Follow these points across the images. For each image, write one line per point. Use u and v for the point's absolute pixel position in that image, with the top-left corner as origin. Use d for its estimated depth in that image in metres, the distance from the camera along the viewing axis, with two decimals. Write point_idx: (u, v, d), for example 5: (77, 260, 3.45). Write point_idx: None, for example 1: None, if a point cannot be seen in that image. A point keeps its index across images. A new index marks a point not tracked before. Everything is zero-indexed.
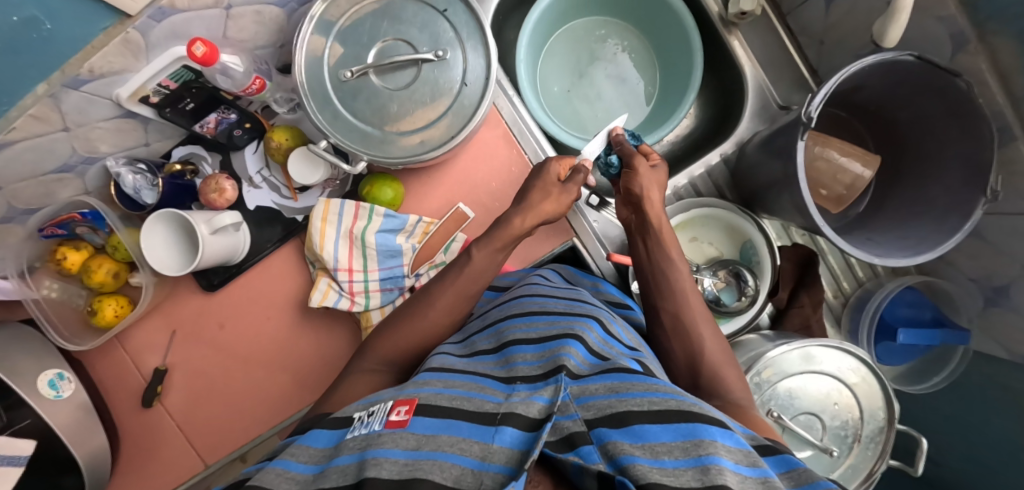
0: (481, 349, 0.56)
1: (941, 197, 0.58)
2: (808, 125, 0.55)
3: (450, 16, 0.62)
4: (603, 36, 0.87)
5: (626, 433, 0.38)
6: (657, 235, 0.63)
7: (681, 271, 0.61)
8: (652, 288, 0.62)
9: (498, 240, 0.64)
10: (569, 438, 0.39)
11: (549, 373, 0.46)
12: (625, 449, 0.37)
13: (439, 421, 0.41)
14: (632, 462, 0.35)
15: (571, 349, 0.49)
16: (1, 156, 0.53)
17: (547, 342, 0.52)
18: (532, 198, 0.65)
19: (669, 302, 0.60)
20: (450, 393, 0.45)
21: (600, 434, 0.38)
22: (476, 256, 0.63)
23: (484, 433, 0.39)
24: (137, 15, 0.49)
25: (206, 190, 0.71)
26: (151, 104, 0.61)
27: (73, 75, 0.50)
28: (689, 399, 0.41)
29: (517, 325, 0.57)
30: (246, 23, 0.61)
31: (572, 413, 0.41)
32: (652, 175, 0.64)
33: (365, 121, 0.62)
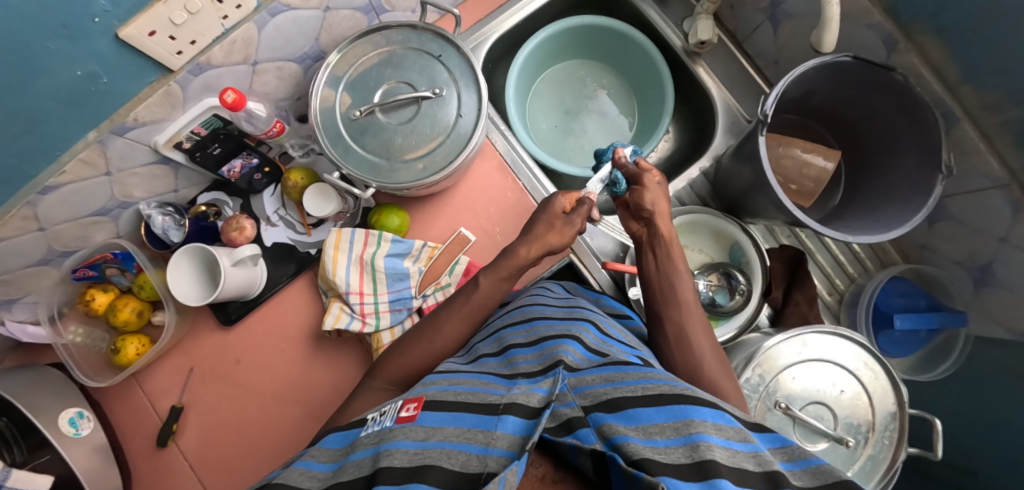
0: (483, 352, 0.55)
1: (903, 181, 0.63)
2: (765, 122, 0.60)
3: (445, 60, 0.70)
4: (583, 77, 0.96)
5: (621, 417, 0.35)
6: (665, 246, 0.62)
7: (688, 280, 0.61)
8: (655, 297, 0.61)
9: (503, 269, 0.63)
10: (568, 423, 0.37)
11: (547, 367, 0.43)
12: (620, 430, 0.34)
13: (446, 414, 0.38)
14: (625, 441, 0.33)
15: (568, 347, 0.47)
16: (51, 197, 0.60)
17: (542, 342, 0.50)
18: (535, 229, 0.64)
19: (674, 312, 0.59)
20: (454, 389, 0.42)
21: (596, 418, 0.36)
22: (484, 284, 0.62)
23: (488, 422, 0.36)
24: (178, 70, 0.58)
25: (227, 229, 0.77)
26: (183, 149, 0.68)
27: (120, 123, 0.58)
28: (682, 383, 0.39)
29: (517, 331, 0.55)
30: (268, 78, 0.70)
31: (570, 401, 0.38)
32: (658, 191, 0.64)
33: (373, 153, 0.68)
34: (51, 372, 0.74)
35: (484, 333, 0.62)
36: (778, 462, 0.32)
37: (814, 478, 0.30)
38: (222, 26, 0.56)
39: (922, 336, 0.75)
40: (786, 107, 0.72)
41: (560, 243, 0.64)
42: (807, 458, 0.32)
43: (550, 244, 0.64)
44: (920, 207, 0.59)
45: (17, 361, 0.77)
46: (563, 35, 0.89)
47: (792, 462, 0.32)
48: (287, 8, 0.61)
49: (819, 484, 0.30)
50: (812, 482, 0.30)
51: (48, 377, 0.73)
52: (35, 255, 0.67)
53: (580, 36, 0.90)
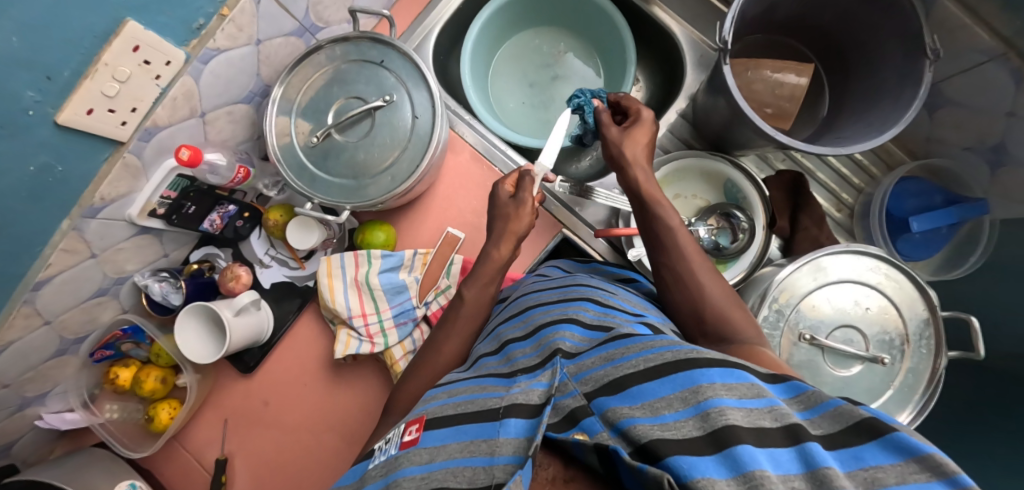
0: (482, 353, 0.55)
1: (890, 77, 0.59)
2: (726, 50, 0.56)
3: (388, 65, 0.67)
4: (539, 45, 0.91)
5: (625, 397, 0.34)
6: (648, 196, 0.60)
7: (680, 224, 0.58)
8: (652, 244, 0.59)
9: (483, 275, 0.65)
10: (571, 416, 0.36)
11: (546, 359, 0.43)
12: (625, 412, 0.33)
13: (448, 430, 0.38)
14: (632, 424, 0.32)
15: (564, 332, 0.46)
16: (47, 291, 0.62)
17: (538, 332, 0.49)
18: (497, 225, 0.66)
19: (668, 257, 0.57)
20: (455, 401, 0.42)
21: (600, 404, 0.35)
22: (468, 295, 0.64)
23: (490, 429, 0.36)
24: (129, 140, 0.59)
25: (224, 280, 0.77)
26: (160, 215, 0.69)
27: (89, 205, 0.60)
28: (689, 347, 0.37)
29: (512, 325, 0.55)
30: (222, 124, 0.69)
31: (571, 391, 0.38)
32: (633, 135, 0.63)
33: (341, 176, 0.66)
34: (97, 451, 0.78)
35: (483, 332, 0.61)
36: (795, 411, 0.30)
37: (835, 422, 0.28)
38: (157, 87, 0.57)
39: (944, 232, 0.71)
40: (752, 28, 0.68)
41: (526, 226, 0.65)
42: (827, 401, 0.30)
43: (518, 233, 0.65)
44: (912, 99, 0.55)
45: (65, 447, 0.82)
46: (508, 9, 0.84)
47: (809, 409, 0.30)
48: (216, 52, 0.61)
49: (846, 426, 0.27)
50: (837, 424, 0.28)
51: (95, 457, 0.77)
52: (49, 348, 0.69)
53: (526, 5, 0.86)
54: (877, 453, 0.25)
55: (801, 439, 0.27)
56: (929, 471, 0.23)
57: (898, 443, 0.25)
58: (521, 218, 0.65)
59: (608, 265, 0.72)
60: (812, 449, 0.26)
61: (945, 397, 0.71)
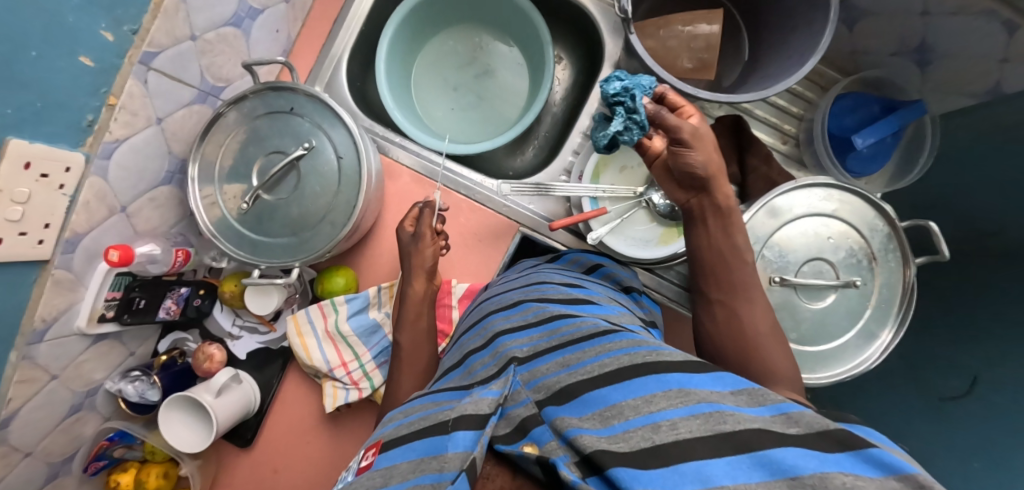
0: (446, 367, 0.54)
1: (799, 3, 0.58)
2: (628, 19, 0.54)
3: (299, 111, 0.65)
4: (454, 46, 0.89)
5: (575, 406, 0.35)
6: (721, 218, 0.56)
7: (750, 258, 0.55)
8: (705, 274, 0.57)
9: (411, 314, 0.65)
10: (521, 425, 0.35)
11: (501, 368, 0.43)
12: (572, 422, 0.33)
13: (401, 449, 0.37)
14: (577, 434, 0.31)
15: (518, 338, 0.47)
16: (17, 425, 0.60)
17: (494, 340, 0.49)
18: (407, 262, 0.67)
19: (725, 292, 0.55)
20: (410, 420, 0.41)
21: (549, 412, 0.35)
22: (403, 339, 0.63)
23: (439, 446, 0.35)
24: (53, 256, 0.57)
25: (198, 363, 0.76)
26: (111, 318, 0.66)
27: (33, 331, 0.58)
28: (647, 349, 0.38)
29: (472, 336, 0.55)
30: (148, 212, 0.67)
31: (523, 399, 0.38)
32: (706, 146, 0.54)
33: (281, 235, 0.65)
34: None
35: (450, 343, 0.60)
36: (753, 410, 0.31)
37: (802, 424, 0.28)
38: (64, 196, 0.55)
39: (889, 141, 0.70)
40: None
41: (430, 258, 0.66)
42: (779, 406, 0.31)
43: (426, 266, 0.66)
44: (823, 23, 0.54)
45: None
46: (411, 20, 0.82)
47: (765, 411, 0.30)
48: (117, 144, 0.58)
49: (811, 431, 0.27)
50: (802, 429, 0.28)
51: None
52: (38, 478, 0.67)
53: (429, 10, 0.83)
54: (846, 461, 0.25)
55: (764, 447, 0.26)
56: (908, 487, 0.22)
57: (875, 458, 0.24)
58: (423, 251, 0.66)
59: (573, 253, 0.70)
60: (773, 458, 0.25)
61: (925, 300, 0.72)
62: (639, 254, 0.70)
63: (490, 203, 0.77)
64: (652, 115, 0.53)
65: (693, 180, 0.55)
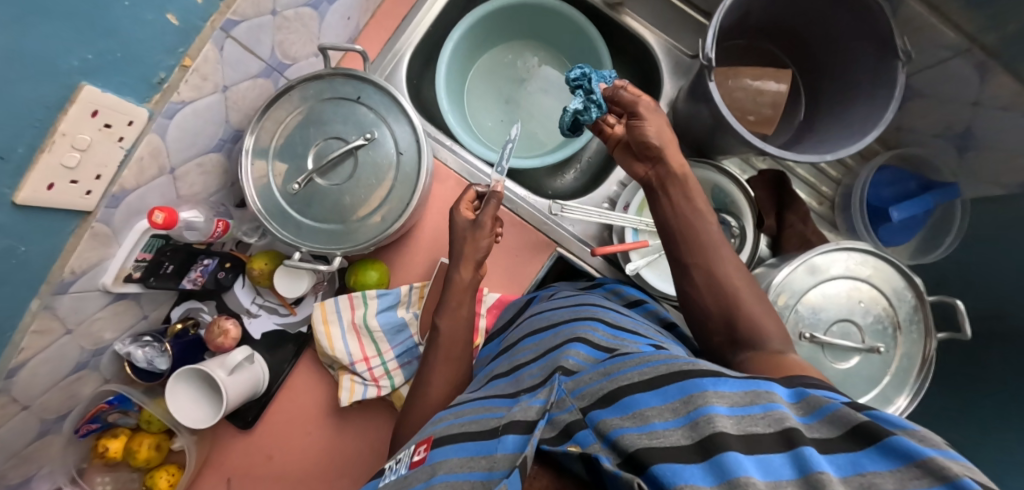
0: (495, 373, 0.55)
1: (864, 78, 0.61)
2: (710, 66, 0.56)
3: (366, 100, 0.65)
4: (513, 61, 0.90)
5: (616, 408, 0.35)
6: (680, 183, 0.58)
7: (710, 217, 0.57)
8: (675, 240, 0.58)
9: (455, 302, 0.64)
10: (566, 429, 0.36)
11: (547, 377, 0.43)
12: (615, 423, 0.33)
13: (451, 447, 0.39)
14: (619, 434, 0.32)
15: (572, 351, 0.46)
16: (22, 376, 0.58)
17: (549, 353, 0.49)
18: (458, 249, 0.67)
19: (699, 258, 0.55)
20: (461, 421, 0.43)
21: (594, 416, 0.35)
22: (443, 325, 0.64)
23: (489, 447, 0.36)
24: (96, 209, 0.55)
25: (212, 336, 0.74)
26: (137, 279, 0.65)
27: (59, 281, 0.56)
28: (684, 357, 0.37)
29: (525, 347, 0.55)
30: (193, 177, 0.66)
31: (568, 406, 0.37)
32: (658, 119, 0.59)
33: (327, 221, 0.63)
34: None
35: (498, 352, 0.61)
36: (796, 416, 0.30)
37: (835, 426, 0.28)
38: (121, 149, 0.54)
39: (920, 218, 0.74)
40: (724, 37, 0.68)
41: (484, 247, 0.66)
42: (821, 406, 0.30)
43: (477, 256, 0.66)
44: (888, 101, 0.57)
45: None
46: (478, 27, 0.82)
47: (805, 419, 0.30)
48: (181, 105, 0.57)
49: (843, 431, 0.28)
50: (836, 427, 0.28)
51: None
52: (29, 432, 0.64)
53: (496, 22, 0.84)
54: (871, 458, 0.26)
55: (796, 443, 0.27)
56: (928, 476, 0.23)
57: (897, 448, 0.25)
58: (478, 240, 0.66)
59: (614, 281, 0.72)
60: (807, 455, 0.26)
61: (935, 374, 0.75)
62: (673, 292, 0.71)
63: (530, 219, 0.77)
64: (606, 96, 0.62)
65: (647, 150, 0.59)
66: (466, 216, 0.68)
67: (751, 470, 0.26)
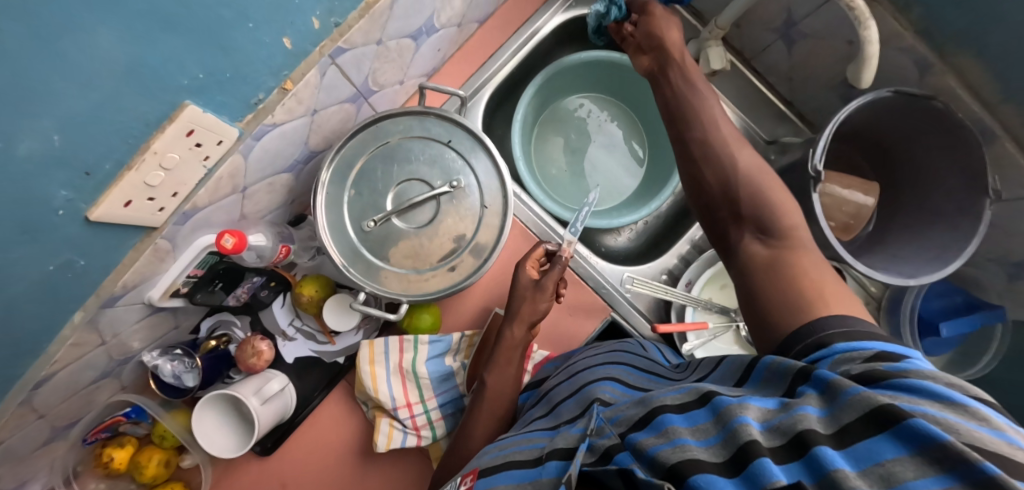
0: (535, 416, 0.54)
1: (947, 204, 0.62)
2: (818, 178, 0.57)
3: (455, 145, 0.62)
4: (585, 111, 0.88)
5: (652, 428, 0.35)
6: (680, 65, 0.61)
7: (708, 92, 0.59)
8: (676, 118, 0.59)
9: (504, 353, 0.63)
10: (607, 452, 0.36)
11: (585, 411, 0.45)
12: (651, 441, 0.34)
13: (494, 476, 0.41)
14: (656, 452, 0.32)
15: (605, 386, 0.48)
16: (47, 386, 0.53)
17: (582, 389, 0.51)
18: (515, 305, 0.64)
19: (700, 130, 0.56)
20: (505, 453, 0.44)
21: (631, 438, 0.35)
22: (490, 380, 0.61)
23: (533, 474, 0.39)
24: (163, 225, 0.51)
25: (244, 356, 0.69)
26: (182, 294, 0.60)
27: (108, 294, 0.51)
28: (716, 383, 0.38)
29: (564, 387, 0.56)
30: (260, 196, 0.62)
31: (608, 432, 0.38)
32: (669, 20, 0.64)
33: (398, 264, 0.60)
34: None
35: (536, 399, 0.59)
36: (817, 407, 0.30)
37: (854, 413, 0.28)
38: (203, 168, 0.50)
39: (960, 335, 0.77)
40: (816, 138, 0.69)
41: (542, 309, 0.64)
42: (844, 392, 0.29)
43: (532, 317, 0.64)
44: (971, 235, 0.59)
45: None
46: (560, 75, 0.82)
47: (819, 410, 0.29)
48: (272, 127, 0.54)
49: (863, 418, 0.27)
50: (858, 415, 0.27)
51: None
52: (36, 439, 0.59)
53: (578, 72, 0.83)
54: (889, 448, 0.25)
55: (813, 445, 0.27)
56: (932, 464, 0.24)
57: (916, 433, 0.25)
58: (537, 302, 0.63)
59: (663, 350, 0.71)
60: (826, 459, 0.26)
61: None
62: None
63: (591, 280, 0.74)
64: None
65: (651, 40, 0.64)
66: (530, 277, 0.65)
67: (775, 475, 0.26)
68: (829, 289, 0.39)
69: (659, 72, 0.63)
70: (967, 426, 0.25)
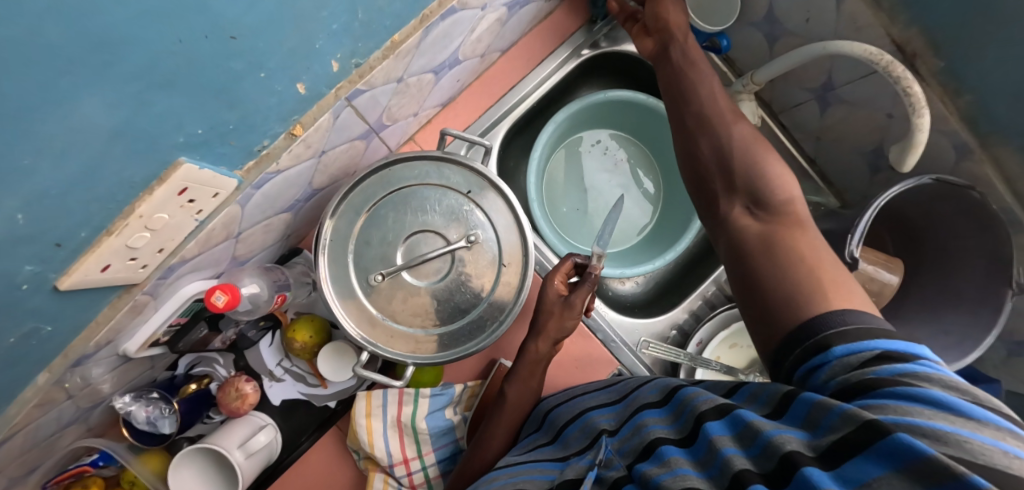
0: (539, 442, 0.52)
1: (968, 290, 0.62)
2: (852, 264, 0.56)
3: (475, 196, 0.58)
4: (602, 147, 0.84)
5: (654, 459, 0.35)
6: (685, 62, 0.56)
7: (705, 68, 0.55)
8: (675, 98, 0.54)
9: (524, 369, 0.60)
10: (614, 483, 0.37)
11: (593, 440, 0.45)
12: (653, 472, 0.34)
13: None
14: (656, 481, 0.33)
15: (603, 412, 0.48)
16: (3, 449, 0.47)
17: (584, 415, 0.50)
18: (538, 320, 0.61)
19: (694, 105, 0.52)
20: (513, 478, 0.44)
21: (638, 470, 0.36)
22: (511, 393, 0.59)
23: None
24: (145, 280, 0.45)
25: (226, 399, 0.64)
26: (162, 343, 0.55)
27: (78, 354, 0.45)
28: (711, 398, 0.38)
29: (569, 407, 0.55)
30: (256, 237, 0.56)
31: (616, 464, 0.39)
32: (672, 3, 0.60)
33: (405, 322, 0.56)
34: None
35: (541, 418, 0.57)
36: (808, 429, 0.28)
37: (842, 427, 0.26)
38: (195, 221, 0.44)
39: None
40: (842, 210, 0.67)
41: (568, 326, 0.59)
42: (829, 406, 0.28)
43: (558, 333, 0.60)
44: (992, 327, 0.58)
45: None
46: (581, 111, 0.78)
47: (804, 432, 0.28)
48: (275, 174, 0.48)
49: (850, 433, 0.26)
50: (845, 430, 0.26)
51: None
52: None
53: (601, 108, 0.78)
54: (876, 466, 0.24)
55: (799, 467, 0.26)
56: (916, 481, 0.22)
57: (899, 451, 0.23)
58: (563, 319, 0.59)
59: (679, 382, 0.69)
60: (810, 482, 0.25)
61: None
62: None
63: (599, 333, 0.72)
64: None
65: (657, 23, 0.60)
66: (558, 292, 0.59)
67: None
68: (830, 273, 0.35)
69: (658, 58, 0.60)
70: (961, 435, 0.24)
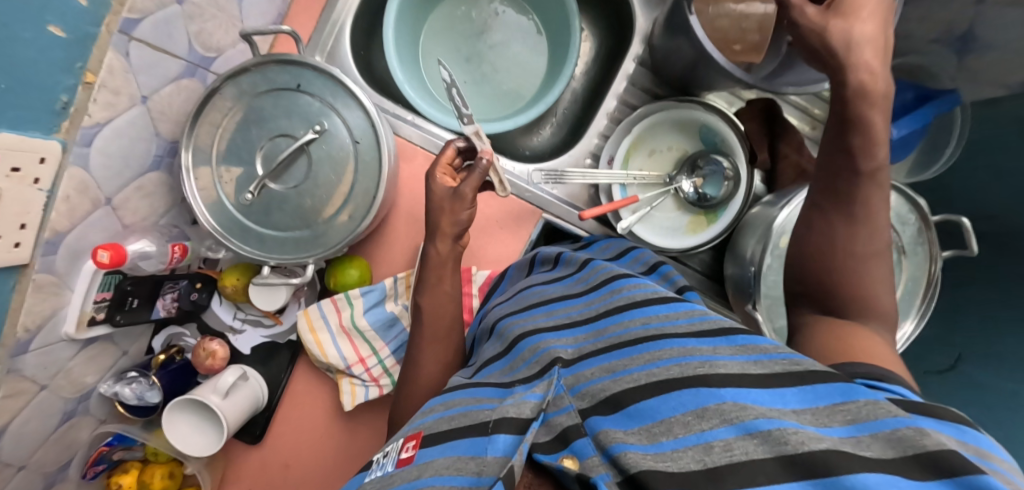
0: (490, 358, 0.49)
1: None
2: None
3: (307, 87, 0.57)
4: (466, 13, 0.81)
5: (621, 418, 0.30)
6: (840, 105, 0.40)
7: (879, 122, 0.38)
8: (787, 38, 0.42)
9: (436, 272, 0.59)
10: (563, 434, 0.31)
11: (541, 369, 0.39)
12: (617, 436, 0.29)
13: (439, 446, 0.34)
14: (622, 450, 0.27)
15: (556, 341, 0.42)
16: (9, 436, 0.54)
17: (517, 347, 0.45)
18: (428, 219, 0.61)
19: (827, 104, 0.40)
20: (450, 414, 0.38)
21: (594, 424, 0.31)
22: (424, 304, 0.58)
23: (479, 446, 0.32)
24: (31, 259, 0.48)
25: (199, 359, 0.70)
26: (101, 321, 0.59)
27: (14, 342, 0.49)
28: (700, 357, 0.31)
29: (517, 320, 0.50)
30: (134, 202, 0.60)
31: (566, 406, 0.34)
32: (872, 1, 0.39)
33: (290, 229, 0.58)
34: None
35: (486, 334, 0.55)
36: (842, 425, 0.24)
37: (889, 447, 0.21)
38: (40, 192, 0.46)
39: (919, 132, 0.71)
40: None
41: (462, 219, 0.59)
42: (878, 419, 0.23)
43: (455, 229, 0.59)
44: None
45: None
46: None
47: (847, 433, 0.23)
48: (97, 128, 0.50)
49: (899, 455, 0.21)
50: (894, 451, 0.21)
51: None
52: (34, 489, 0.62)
53: None
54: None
55: (839, 475, 0.20)
56: None
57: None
58: (456, 212, 0.58)
59: (601, 240, 0.68)
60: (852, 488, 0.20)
61: None
62: (667, 244, 0.67)
63: (510, 187, 0.72)
64: None
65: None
66: (444, 185, 0.59)
67: None
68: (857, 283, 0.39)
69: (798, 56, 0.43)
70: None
